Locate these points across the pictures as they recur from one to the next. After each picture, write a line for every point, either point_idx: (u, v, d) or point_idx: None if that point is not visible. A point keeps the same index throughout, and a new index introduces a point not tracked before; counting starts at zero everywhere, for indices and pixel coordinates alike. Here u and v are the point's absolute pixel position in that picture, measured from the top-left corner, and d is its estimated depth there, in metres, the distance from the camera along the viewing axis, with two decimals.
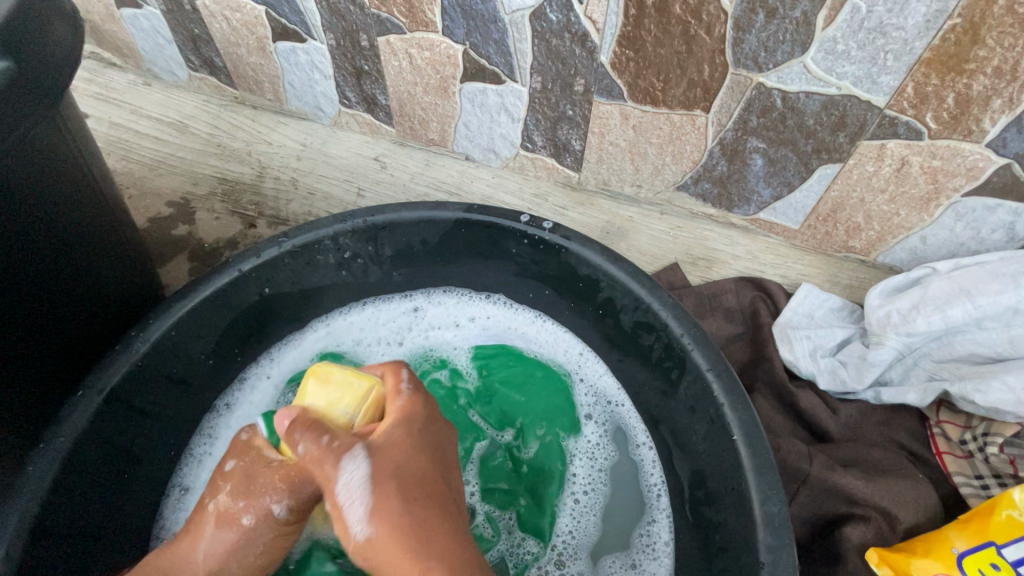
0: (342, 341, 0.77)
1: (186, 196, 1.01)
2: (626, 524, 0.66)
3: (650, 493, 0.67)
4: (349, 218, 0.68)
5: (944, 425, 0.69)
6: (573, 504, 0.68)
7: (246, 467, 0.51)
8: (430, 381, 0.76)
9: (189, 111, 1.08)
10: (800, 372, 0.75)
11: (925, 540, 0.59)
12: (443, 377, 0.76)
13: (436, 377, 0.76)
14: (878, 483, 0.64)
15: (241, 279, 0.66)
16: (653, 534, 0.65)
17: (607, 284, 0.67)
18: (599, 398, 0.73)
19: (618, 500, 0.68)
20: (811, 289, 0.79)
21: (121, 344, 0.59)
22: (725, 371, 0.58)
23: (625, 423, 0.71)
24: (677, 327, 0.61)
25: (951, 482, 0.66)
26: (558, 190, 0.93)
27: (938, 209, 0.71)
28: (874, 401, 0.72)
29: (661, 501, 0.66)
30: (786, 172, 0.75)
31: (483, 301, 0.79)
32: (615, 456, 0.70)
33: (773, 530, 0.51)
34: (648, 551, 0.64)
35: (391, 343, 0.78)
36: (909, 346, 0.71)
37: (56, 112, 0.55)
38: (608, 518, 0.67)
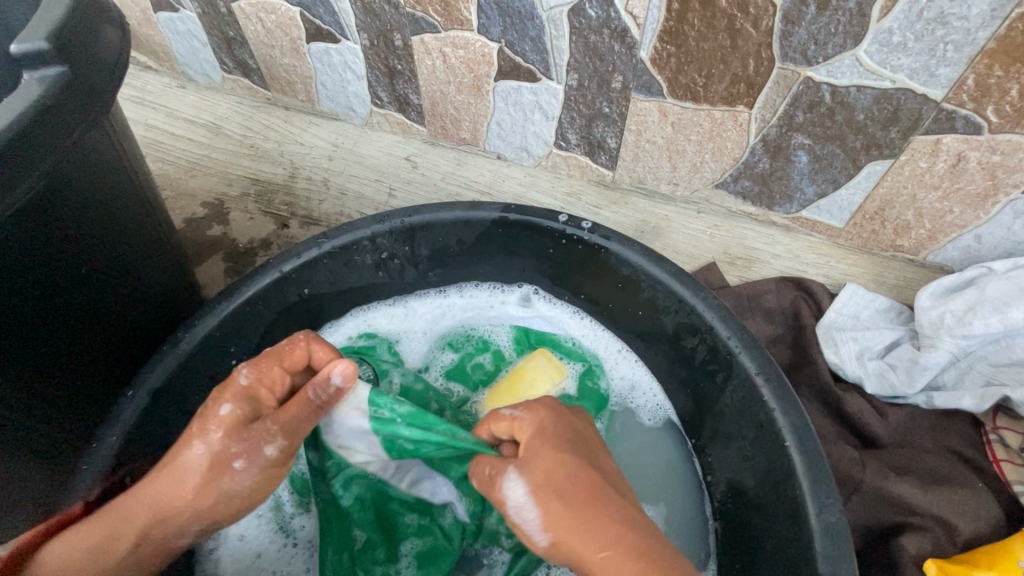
0: (378, 329, 0.77)
1: (221, 197, 1.03)
2: None
3: (656, 489, 0.68)
4: (387, 218, 0.68)
5: (1002, 432, 0.66)
6: None
7: (242, 411, 0.51)
8: (474, 365, 0.75)
9: (223, 113, 1.09)
10: (845, 375, 0.73)
11: (987, 552, 0.56)
12: (486, 362, 0.75)
13: (480, 362, 0.75)
14: (935, 492, 0.62)
15: (282, 279, 0.66)
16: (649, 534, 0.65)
17: (648, 285, 0.66)
18: (634, 391, 0.72)
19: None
20: (857, 289, 0.76)
21: (167, 344, 0.60)
22: (775, 375, 0.56)
23: (659, 415, 0.71)
24: (723, 329, 0.60)
25: (1011, 490, 0.64)
26: (592, 188, 0.92)
27: (996, 207, 0.68)
28: (925, 405, 0.69)
29: (667, 500, 0.67)
30: (832, 168, 0.73)
31: (511, 293, 0.78)
32: (622, 458, 0.69)
33: (831, 539, 0.49)
34: None
35: (424, 333, 0.78)
36: (964, 348, 0.68)
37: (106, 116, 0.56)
38: None
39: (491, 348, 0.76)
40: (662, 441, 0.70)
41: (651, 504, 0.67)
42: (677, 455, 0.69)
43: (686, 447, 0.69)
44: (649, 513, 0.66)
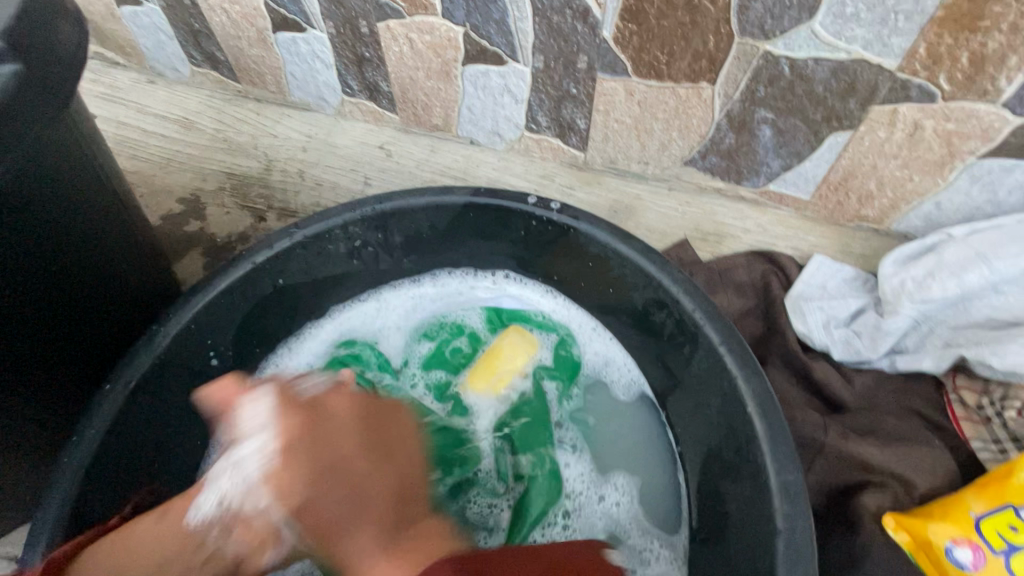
0: (354, 335, 0.79)
1: (196, 192, 1.04)
2: (616, 479, 0.69)
3: (637, 453, 0.70)
4: (358, 206, 0.69)
5: (961, 391, 0.69)
6: (573, 470, 0.70)
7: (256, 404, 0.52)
8: (452, 349, 0.78)
9: (194, 107, 1.08)
10: (813, 344, 0.75)
11: (941, 504, 0.59)
12: (464, 345, 0.78)
13: (457, 345, 0.78)
14: (893, 449, 0.65)
15: (256, 270, 0.67)
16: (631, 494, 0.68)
17: (616, 263, 0.67)
18: (608, 366, 0.75)
19: (592, 470, 0.70)
20: (824, 260, 0.78)
21: (143, 338, 0.61)
22: (738, 344, 0.58)
23: (633, 386, 0.73)
24: (688, 302, 0.61)
25: (969, 447, 0.66)
26: (565, 170, 0.92)
27: (953, 173, 0.70)
28: (889, 369, 0.72)
29: (648, 462, 0.70)
30: (796, 141, 0.74)
31: (478, 276, 0.80)
32: (602, 428, 0.72)
33: (788, 497, 0.50)
34: (634, 518, 0.67)
35: (398, 327, 0.80)
36: (924, 313, 0.70)
37: (65, 114, 0.56)
38: (605, 481, 0.70)
39: (467, 331, 0.79)
40: (637, 411, 0.73)
41: (627, 472, 0.70)
42: (651, 423, 0.71)
43: (660, 418, 0.71)
44: (624, 481, 0.69)
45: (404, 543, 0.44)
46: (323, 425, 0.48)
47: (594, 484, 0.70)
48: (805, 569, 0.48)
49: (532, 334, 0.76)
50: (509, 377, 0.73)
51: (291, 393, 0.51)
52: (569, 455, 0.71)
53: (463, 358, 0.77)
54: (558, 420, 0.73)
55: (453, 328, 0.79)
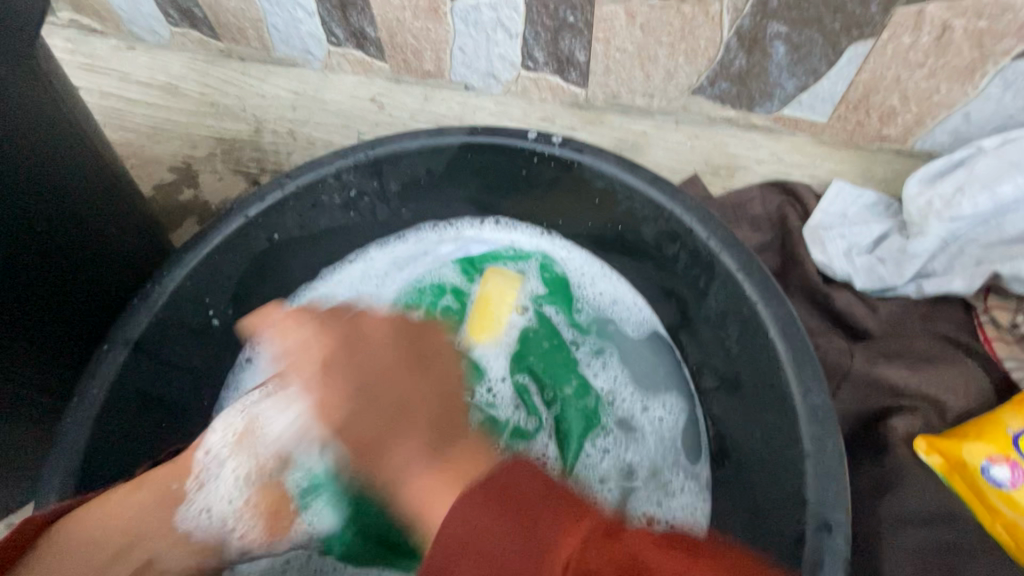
0: None
1: (187, 160, 1.00)
2: (646, 387, 0.69)
3: (657, 366, 0.69)
4: (350, 152, 0.65)
5: (993, 312, 0.65)
6: (602, 382, 0.70)
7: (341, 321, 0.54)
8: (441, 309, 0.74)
9: (177, 72, 1.04)
10: (834, 274, 0.71)
11: (975, 424, 0.56)
12: (452, 303, 0.74)
13: (445, 304, 0.74)
14: (923, 372, 0.62)
15: (250, 225, 0.64)
16: (661, 404, 0.68)
17: (625, 196, 0.63)
18: (616, 304, 0.73)
19: (633, 385, 0.69)
20: (845, 184, 0.73)
21: (139, 297, 0.59)
22: (756, 269, 0.55)
23: (643, 317, 0.72)
24: (702, 231, 0.58)
25: (1002, 368, 0.63)
26: (565, 110, 0.88)
27: (984, 79, 0.65)
28: (915, 295, 0.68)
29: (669, 378, 0.68)
30: (812, 57, 0.68)
31: (458, 223, 0.78)
32: (618, 346, 0.71)
33: (816, 419, 0.48)
34: (669, 426, 0.67)
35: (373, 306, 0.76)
36: (954, 232, 0.66)
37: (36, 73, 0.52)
38: (637, 390, 0.69)
39: (449, 288, 0.76)
40: (651, 334, 0.71)
41: (670, 388, 0.68)
42: (667, 345, 0.70)
43: (673, 353, 0.69)
44: (673, 400, 0.67)
45: (447, 464, 0.42)
46: (360, 347, 0.51)
47: (636, 395, 0.69)
48: (838, 489, 0.46)
49: (510, 270, 0.76)
50: (508, 314, 0.73)
51: (332, 321, 0.55)
52: (597, 367, 0.70)
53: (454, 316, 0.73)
54: (572, 339, 0.73)
55: (434, 288, 0.76)
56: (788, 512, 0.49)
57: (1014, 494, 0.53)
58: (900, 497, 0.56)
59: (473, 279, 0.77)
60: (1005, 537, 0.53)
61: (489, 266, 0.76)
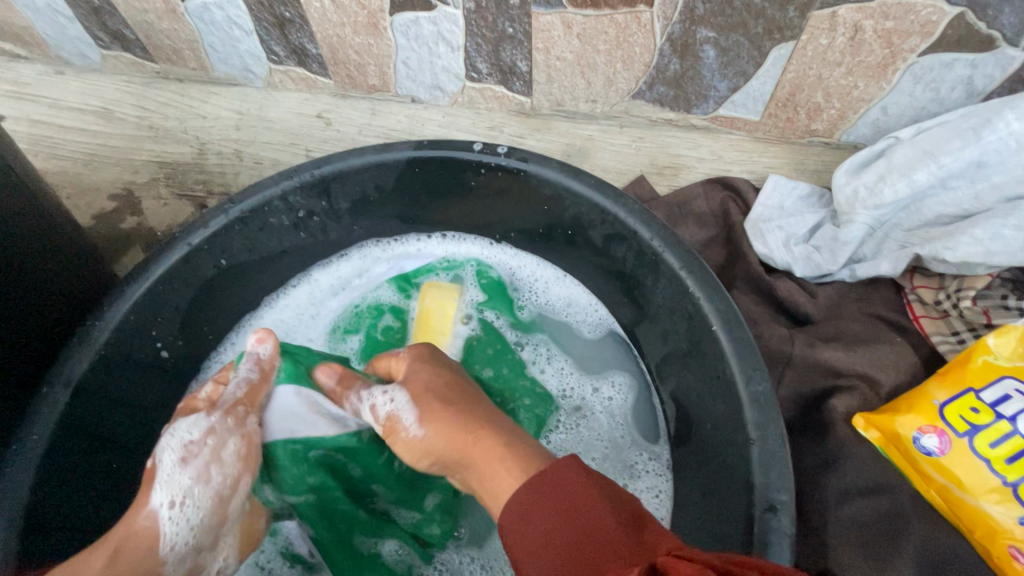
0: None
1: (128, 186, 0.96)
2: (592, 376, 0.71)
3: (598, 358, 0.72)
4: (295, 173, 0.65)
5: (919, 291, 0.69)
6: (546, 374, 0.72)
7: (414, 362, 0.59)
8: (383, 330, 0.75)
9: (112, 96, 1.01)
10: (776, 264, 0.75)
11: (907, 398, 0.60)
12: (392, 322, 0.75)
13: (387, 324, 0.75)
14: (858, 352, 0.65)
15: (194, 253, 0.62)
16: (608, 391, 0.70)
17: (571, 202, 0.65)
18: (570, 306, 0.75)
19: (580, 371, 0.72)
20: (779, 179, 0.78)
21: (78, 335, 0.57)
22: (698, 266, 0.57)
23: (599, 318, 0.74)
24: (645, 232, 0.60)
25: (929, 342, 0.68)
26: (513, 118, 0.89)
27: (896, 74, 0.69)
28: (850, 279, 0.72)
29: (610, 370, 0.71)
30: (740, 60, 0.72)
31: (401, 238, 0.78)
32: (558, 344, 0.73)
33: (758, 406, 0.50)
34: (619, 410, 0.69)
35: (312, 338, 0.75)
36: (879, 219, 0.71)
37: None
38: (588, 377, 0.71)
39: (387, 307, 0.76)
40: (607, 333, 0.73)
41: (620, 371, 0.71)
42: (623, 340, 0.73)
43: (629, 351, 0.72)
44: (621, 379, 0.71)
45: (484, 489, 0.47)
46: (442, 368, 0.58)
47: (588, 382, 0.71)
48: (783, 471, 0.48)
49: (445, 282, 0.76)
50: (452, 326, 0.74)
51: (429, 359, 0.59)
52: (543, 363, 0.72)
53: (396, 335, 0.74)
54: (516, 340, 0.74)
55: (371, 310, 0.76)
56: (738, 498, 0.51)
57: (943, 460, 0.57)
58: (843, 472, 0.59)
59: (412, 294, 0.77)
60: (938, 501, 0.57)
61: (426, 281, 0.77)
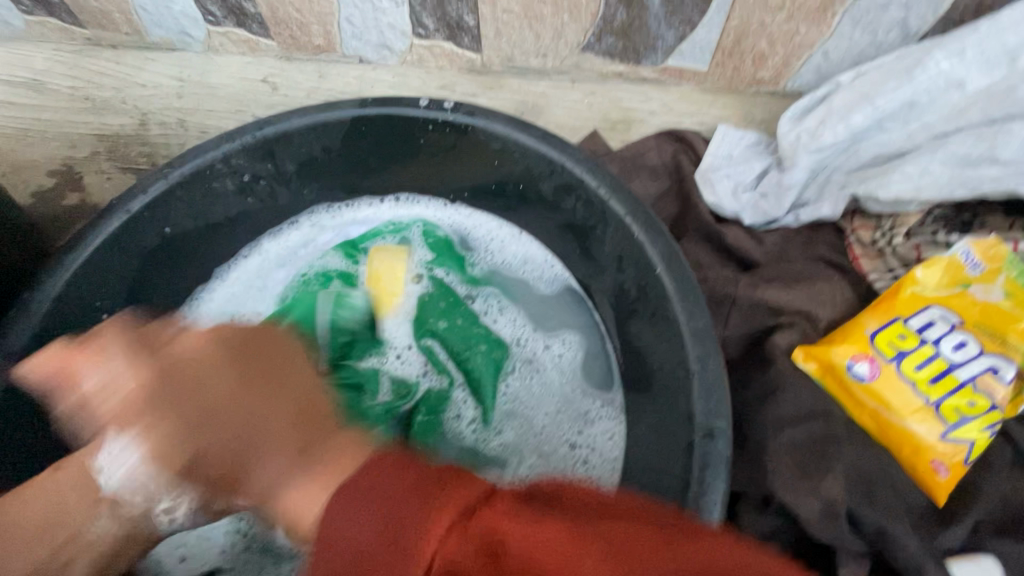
0: None
1: (67, 161, 0.93)
2: (543, 324, 0.74)
3: (548, 308, 0.74)
4: (236, 134, 0.62)
5: (858, 232, 0.73)
6: (498, 323, 0.74)
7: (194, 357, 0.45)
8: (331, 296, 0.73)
9: (41, 65, 0.92)
10: (725, 213, 0.76)
11: (843, 329, 0.64)
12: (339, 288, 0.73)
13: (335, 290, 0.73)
14: (798, 290, 0.68)
15: (135, 220, 0.61)
16: (557, 339, 0.73)
17: (520, 155, 0.65)
18: (524, 262, 0.76)
19: (531, 323, 0.74)
20: (728, 128, 0.78)
21: (16, 307, 0.55)
22: (642, 212, 0.58)
23: (555, 274, 0.75)
24: (591, 180, 0.61)
25: (868, 281, 0.71)
26: (464, 77, 0.88)
27: (835, 18, 0.70)
28: (795, 224, 0.74)
29: (561, 319, 0.74)
30: (685, 7, 0.72)
31: (352, 202, 0.77)
32: (507, 296, 0.75)
33: (698, 340, 0.52)
34: (570, 355, 0.72)
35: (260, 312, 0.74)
36: (821, 162, 0.72)
37: None
38: (539, 325, 0.74)
39: (335, 274, 0.74)
40: (561, 286, 0.75)
41: (573, 322, 0.73)
42: (578, 294, 0.74)
43: (586, 304, 0.73)
44: (571, 337, 0.73)
45: (322, 469, 0.39)
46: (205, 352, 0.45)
47: (541, 334, 0.73)
48: (720, 399, 0.50)
49: (393, 245, 0.77)
50: (403, 286, 0.75)
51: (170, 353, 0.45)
52: (495, 314, 0.74)
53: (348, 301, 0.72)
54: (467, 293, 0.76)
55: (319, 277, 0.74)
56: (680, 428, 0.54)
57: (873, 385, 0.60)
58: (783, 401, 0.62)
59: (360, 258, 0.76)
60: (870, 425, 0.61)
61: (372, 244, 0.77)
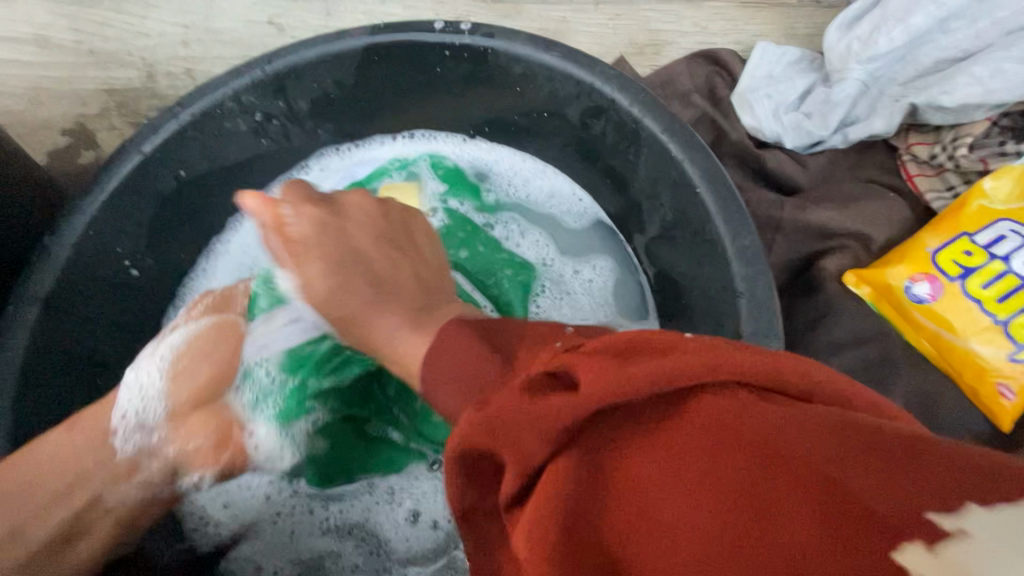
0: None
1: (80, 119, 0.89)
2: (566, 247, 0.71)
3: (570, 234, 0.71)
4: (247, 68, 0.59)
5: (913, 149, 0.66)
6: (521, 246, 0.72)
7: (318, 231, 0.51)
8: None
9: (43, 19, 0.91)
10: (765, 137, 0.70)
11: (900, 250, 0.59)
12: None
13: None
14: (850, 212, 0.63)
15: (149, 162, 0.58)
16: (583, 261, 0.70)
17: (544, 77, 0.60)
18: (546, 195, 0.73)
19: (556, 247, 0.71)
20: (767, 45, 0.72)
21: (38, 252, 0.54)
22: (680, 128, 0.54)
23: (584, 208, 0.71)
24: (624, 98, 0.56)
25: (924, 202, 0.66)
26: (477, 5, 0.82)
27: None
28: (841, 144, 0.68)
29: (586, 247, 0.71)
30: None
31: (364, 142, 0.74)
32: (526, 221, 0.73)
33: (746, 260, 0.49)
34: (599, 277, 0.69)
35: None
36: (874, 73, 0.66)
37: None
38: (563, 249, 0.71)
39: None
40: (585, 217, 0.71)
41: (600, 249, 0.70)
42: (609, 228, 0.70)
43: (615, 235, 0.70)
44: (603, 262, 0.70)
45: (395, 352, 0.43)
46: (347, 228, 0.51)
47: (569, 259, 0.71)
48: (771, 320, 0.47)
49: (399, 181, 0.73)
50: None
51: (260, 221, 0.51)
52: (517, 238, 0.72)
53: None
54: (485, 221, 0.73)
55: None
56: None
57: (934, 306, 0.57)
58: (834, 328, 0.59)
59: None
60: (930, 349, 0.58)
61: (379, 184, 0.73)
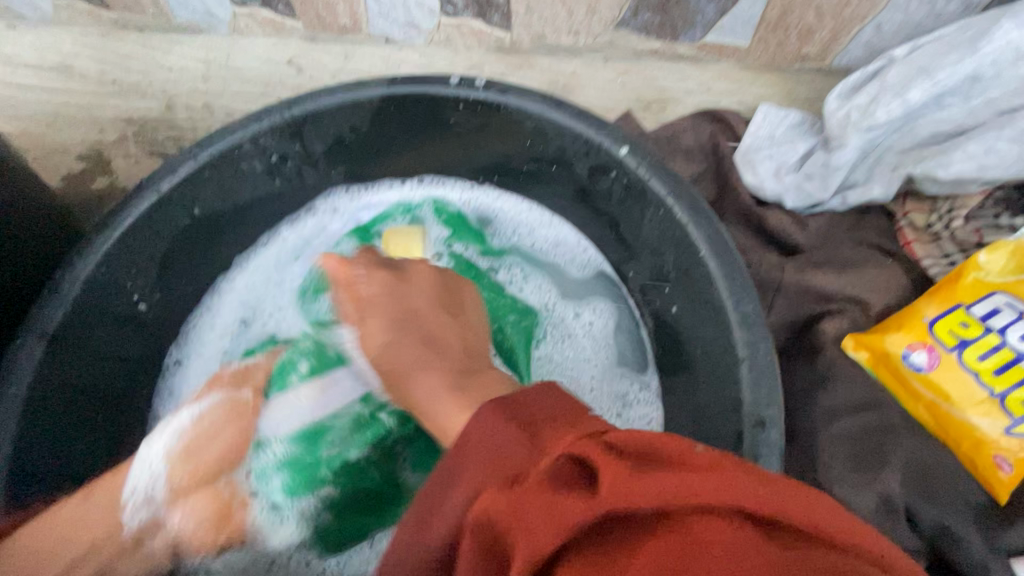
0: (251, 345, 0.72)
1: (97, 146, 0.92)
2: (568, 294, 0.73)
3: (572, 281, 0.74)
4: (266, 114, 0.60)
5: (911, 215, 0.69)
6: (524, 291, 0.74)
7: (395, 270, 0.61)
8: None
9: (67, 49, 0.92)
10: (767, 196, 0.72)
11: (898, 317, 0.61)
12: None
13: None
14: (848, 275, 0.65)
15: (164, 201, 0.59)
16: (584, 308, 0.72)
17: (555, 134, 0.62)
18: (548, 241, 0.75)
19: (559, 292, 0.73)
20: (769, 107, 0.74)
21: (47, 289, 0.54)
22: (686, 193, 0.56)
23: (588, 258, 0.73)
24: (631, 160, 0.58)
25: (921, 267, 0.67)
26: (492, 56, 0.85)
27: None
28: (840, 207, 0.70)
29: (586, 295, 0.73)
30: None
31: (372, 185, 0.76)
32: (529, 267, 0.75)
33: (747, 326, 0.50)
34: (600, 323, 0.72)
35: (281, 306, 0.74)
36: (872, 141, 0.68)
37: None
38: (566, 296, 0.73)
39: None
40: (585, 264, 0.74)
41: (601, 296, 0.72)
42: (611, 278, 0.72)
43: (616, 284, 0.72)
44: (603, 304, 0.72)
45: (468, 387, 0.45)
46: (409, 290, 0.58)
47: (570, 305, 0.73)
48: (771, 387, 0.48)
49: (405, 225, 0.76)
50: None
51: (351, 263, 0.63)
52: (520, 283, 0.74)
53: None
54: (490, 266, 0.75)
55: None
56: (727, 417, 0.51)
57: (931, 375, 0.58)
58: (832, 391, 0.60)
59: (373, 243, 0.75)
60: (927, 417, 0.58)
61: (385, 228, 0.76)
